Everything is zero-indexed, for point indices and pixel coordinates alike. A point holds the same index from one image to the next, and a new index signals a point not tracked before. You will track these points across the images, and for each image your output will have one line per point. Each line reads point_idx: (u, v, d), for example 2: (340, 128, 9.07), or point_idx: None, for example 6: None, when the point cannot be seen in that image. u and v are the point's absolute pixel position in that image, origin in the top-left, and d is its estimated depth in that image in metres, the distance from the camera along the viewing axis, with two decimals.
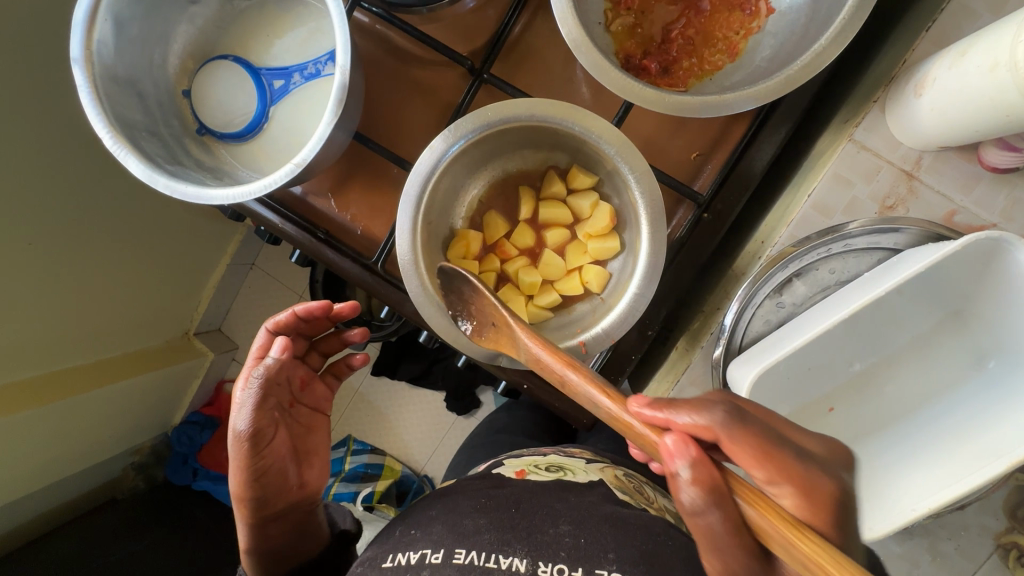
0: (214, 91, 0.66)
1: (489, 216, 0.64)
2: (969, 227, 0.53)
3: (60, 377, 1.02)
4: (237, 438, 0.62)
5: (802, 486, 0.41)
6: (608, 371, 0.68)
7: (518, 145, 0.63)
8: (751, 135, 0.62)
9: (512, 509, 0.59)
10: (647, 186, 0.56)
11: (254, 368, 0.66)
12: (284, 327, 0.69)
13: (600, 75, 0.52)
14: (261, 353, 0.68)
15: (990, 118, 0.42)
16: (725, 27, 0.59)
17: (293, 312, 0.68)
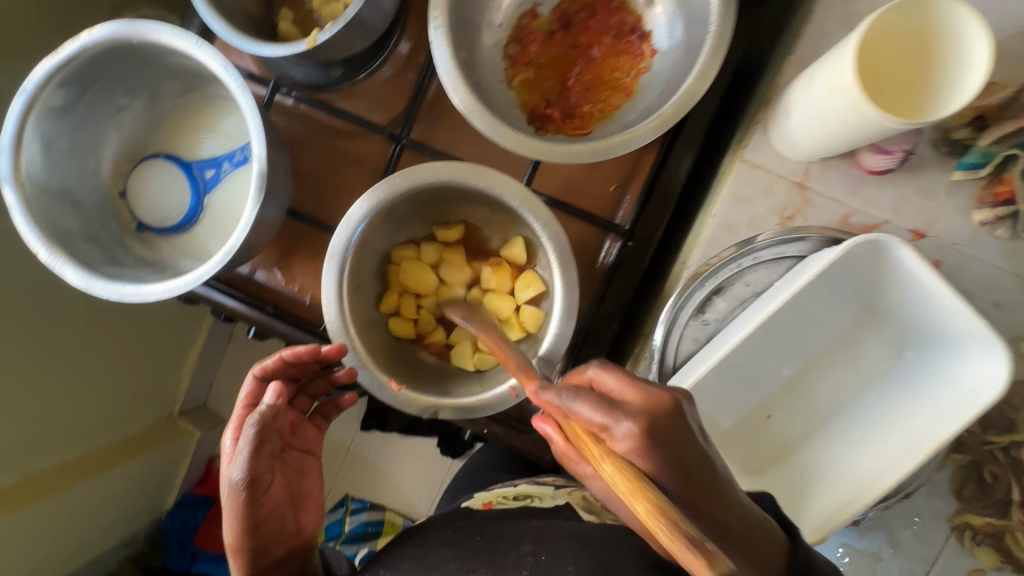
0: (149, 190, 0.69)
1: (399, 252, 0.67)
2: (865, 227, 0.56)
3: (34, 483, 1.00)
4: (233, 488, 0.57)
5: (636, 436, 0.38)
6: None
7: (421, 210, 0.67)
8: (660, 162, 0.67)
9: (476, 536, 0.61)
10: (553, 230, 0.57)
11: (246, 416, 0.62)
12: (271, 371, 0.65)
13: (499, 136, 0.53)
14: (250, 401, 0.64)
15: (849, 131, 0.46)
16: (617, 71, 0.64)
17: (280, 355, 0.63)
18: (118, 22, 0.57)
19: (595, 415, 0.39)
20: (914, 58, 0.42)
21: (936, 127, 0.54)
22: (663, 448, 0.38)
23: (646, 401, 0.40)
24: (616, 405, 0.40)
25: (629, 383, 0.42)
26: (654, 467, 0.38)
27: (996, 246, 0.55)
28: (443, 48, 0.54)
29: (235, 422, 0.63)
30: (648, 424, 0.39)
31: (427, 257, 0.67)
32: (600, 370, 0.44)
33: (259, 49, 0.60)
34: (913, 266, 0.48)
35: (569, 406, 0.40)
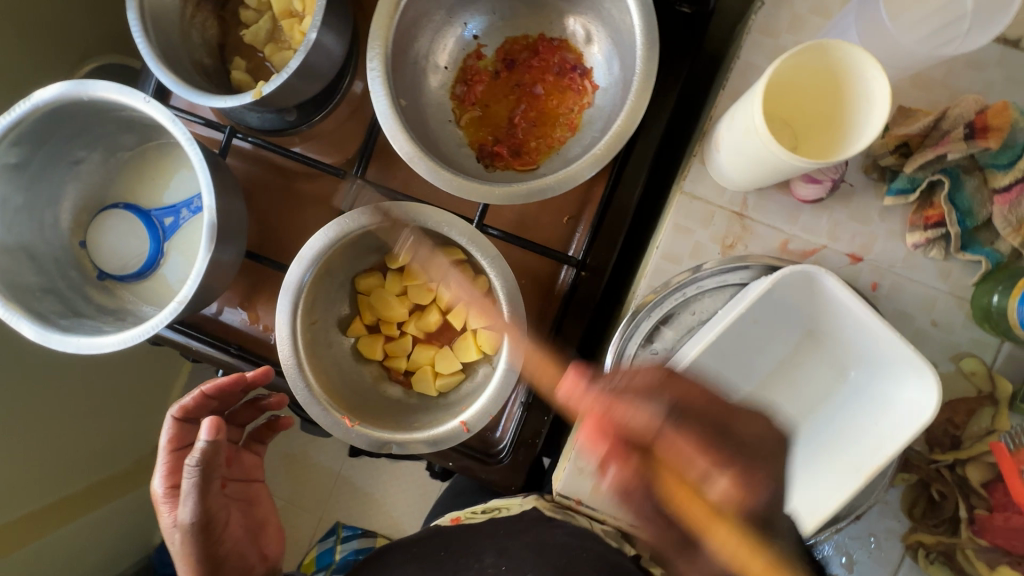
0: (108, 239, 0.70)
1: (362, 278, 0.66)
2: (804, 252, 0.57)
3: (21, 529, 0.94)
4: (184, 532, 0.55)
5: None
6: (525, 436, 0.70)
7: (382, 242, 0.66)
8: (610, 193, 0.68)
9: (440, 552, 0.65)
10: (500, 267, 0.57)
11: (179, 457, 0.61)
12: (193, 409, 0.64)
13: (439, 180, 0.55)
14: (176, 444, 0.63)
15: (766, 171, 0.49)
16: (561, 107, 0.65)
17: (201, 393, 0.63)
18: (67, 81, 0.58)
19: None
20: (813, 96, 0.47)
21: (865, 155, 0.55)
22: None
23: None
24: None
25: None
26: None
27: (932, 267, 0.56)
28: (383, 97, 0.55)
29: (166, 467, 0.63)
30: None
31: (392, 288, 0.66)
32: None
33: (208, 101, 0.60)
34: (844, 295, 0.49)
35: None
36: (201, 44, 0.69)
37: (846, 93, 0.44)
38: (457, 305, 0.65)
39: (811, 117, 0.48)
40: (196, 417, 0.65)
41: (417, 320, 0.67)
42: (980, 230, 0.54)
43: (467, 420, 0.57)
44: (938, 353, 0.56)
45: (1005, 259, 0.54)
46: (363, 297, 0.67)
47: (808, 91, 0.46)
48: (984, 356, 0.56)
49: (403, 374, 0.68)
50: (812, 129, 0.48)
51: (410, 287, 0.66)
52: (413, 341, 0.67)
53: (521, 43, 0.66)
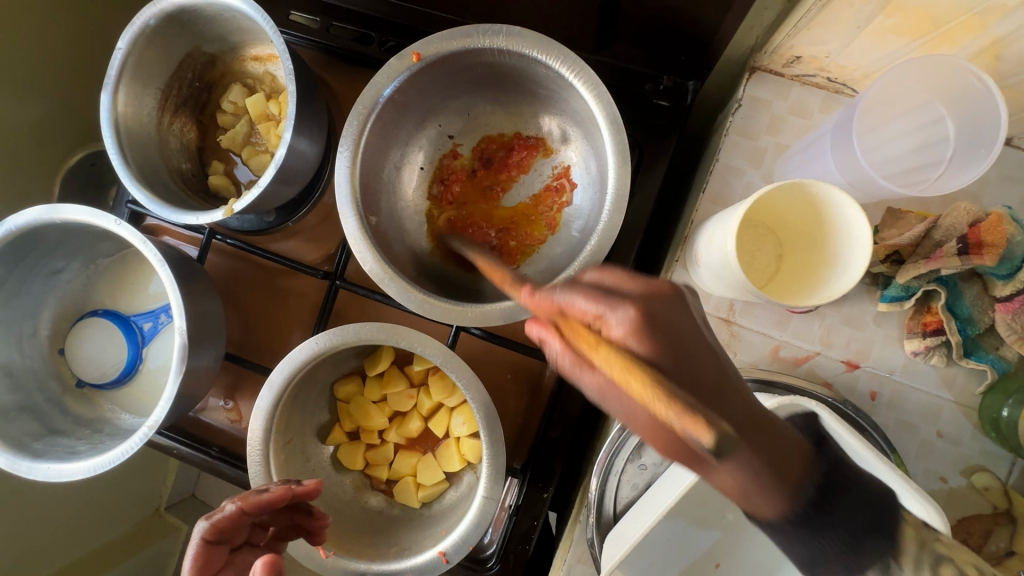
0: (84, 347, 0.68)
1: (341, 385, 0.64)
2: (796, 359, 0.54)
3: None
4: None
5: (631, 322, 0.37)
6: (514, 543, 0.67)
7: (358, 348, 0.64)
8: None
9: None
10: (476, 388, 0.55)
11: None
12: (227, 528, 0.51)
13: (411, 302, 0.53)
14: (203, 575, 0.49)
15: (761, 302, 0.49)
16: (540, 205, 0.63)
17: (240, 508, 0.51)
18: (41, 206, 0.58)
19: (587, 304, 0.38)
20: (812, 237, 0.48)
21: None
22: (660, 329, 0.37)
23: (652, 286, 0.39)
24: (611, 294, 0.39)
25: (626, 275, 0.40)
26: (645, 350, 0.36)
27: (932, 375, 0.53)
28: (352, 220, 0.54)
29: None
30: (646, 311, 0.37)
31: (371, 395, 0.64)
32: (595, 268, 0.42)
33: (180, 218, 0.60)
34: None
35: (562, 299, 0.40)
36: (179, 149, 0.68)
37: (841, 230, 0.45)
38: (439, 412, 0.63)
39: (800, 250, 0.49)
40: (230, 537, 0.52)
41: (398, 428, 0.65)
42: (983, 334, 0.51)
43: (447, 550, 0.54)
44: (945, 468, 0.53)
45: (1013, 368, 0.50)
46: (342, 404, 0.65)
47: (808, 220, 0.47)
48: (996, 470, 0.52)
49: (385, 482, 0.65)
50: (796, 257, 0.49)
51: (390, 394, 0.64)
52: (395, 449, 0.65)
53: (496, 141, 0.65)
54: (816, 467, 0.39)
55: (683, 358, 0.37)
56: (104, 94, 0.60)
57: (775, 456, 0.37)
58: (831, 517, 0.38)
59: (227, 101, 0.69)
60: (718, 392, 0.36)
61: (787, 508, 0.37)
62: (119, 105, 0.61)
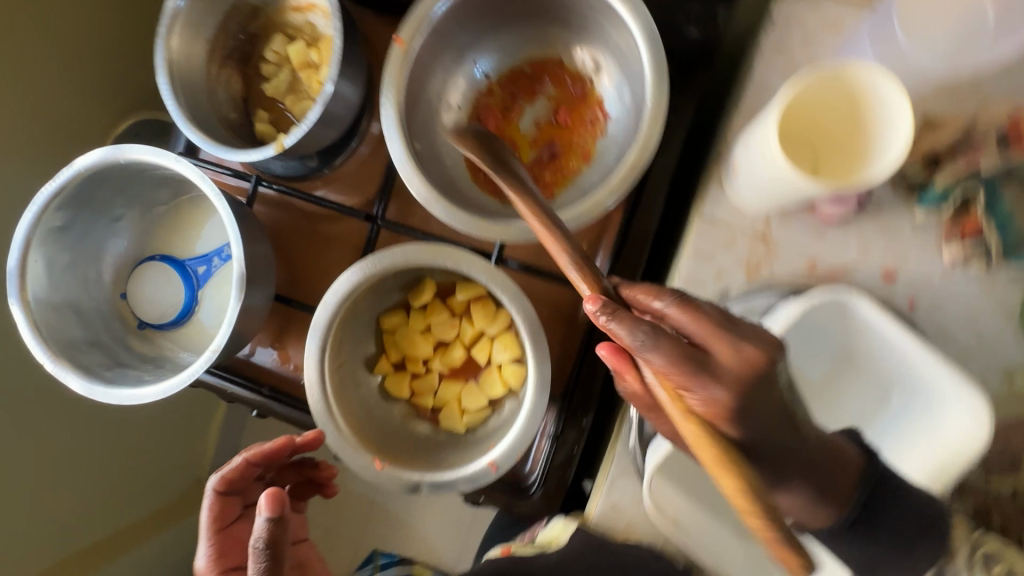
0: (145, 292, 0.73)
1: (387, 316, 0.67)
2: (833, 271, 0.55)
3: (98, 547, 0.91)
4: None
5: (719, 405, 0.35)
6: (553, 469, 0.69)
7: (402, 280, 0.67)
8: (631, 210, 0.65)
9: None
10: (521, 303, 0.57)
11: (226, 540, 0.55)
12: (235, 478, 0.57)
13: (456, 221, 0.56)
14: (218, 523, 0.55)
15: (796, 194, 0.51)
16: (575, 137, 0.65)
17: (245, 459, 0.57)
18: (105, 147, 0.63)
19: (673, 370, 0.35)
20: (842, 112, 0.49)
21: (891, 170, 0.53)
22: (753, 412, 0.35)
23: (746, 360, 0.35)
24: (703, 365, 0.35)
25: (712, 328, 0.36)
26: (736, 432, 0.36)
27: (973, 281, 0.53)
28: (397, 143, 0.57)
29: (212, 548, 0.54)
30: (740, 393, 0.35)
31: (415, 326, 0.67)
32: (677, 307, 0.38)
33: (232, 154, 0.63)
34: (876, 318, 0.49)
35: (640, 354, 0.36)
36: (227, 98, 0.72)
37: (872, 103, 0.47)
38: (481, 340, 0.66)
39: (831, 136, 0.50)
40: (242, 489, 0.58)
41: (442, 356, 0.67)
42: None
43: (496, 459, 0.56)
44: (985, 372, 0.53)
45: None
46: (388, 336, 0.68)
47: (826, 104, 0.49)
48: None
49: (431, 411, 0.68)
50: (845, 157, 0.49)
51: (434, 323, 0.66)
52: (440, 378, 0.67)
53: (528, 76, 0.66)
54: (862, 489, 0.43)
55: (766, 422, 0.36)
56: (160, 38, 0.64)
57: (830, 489, 0.41)
58: (878, 529, 0.44)
59: (270, 51, 0.72)
60: (788, 449, 0.37)
61: (836, 518, 0.43)
62: (172, 49, 0.65)
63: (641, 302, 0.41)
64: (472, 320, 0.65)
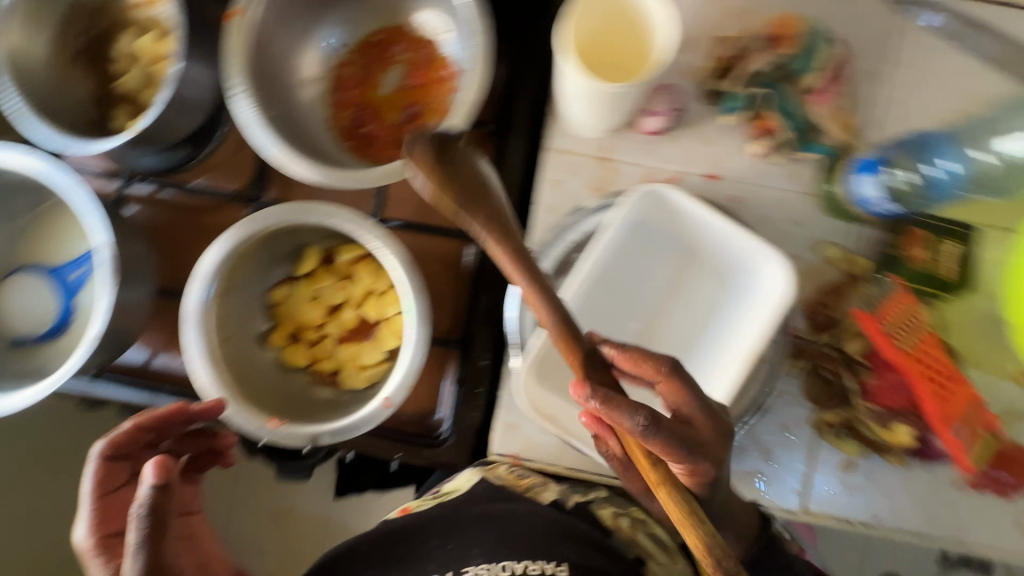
0: (20, 307, 0.71)
1: (275, 289, 0.69)
2: (666, 180, 0.62)
3: None
4: None
5: (692, 474, 0.40)
6: (461, 413, 0.73)
7: (285, 251, 0.69)
8: (497, 156, 0.71)
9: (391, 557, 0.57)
10: (391, 246, 0.59)
11: (110, 506, 0.49)
12: (126, 443, 0.51)
13: (315, 174, 0.58)
14: (104, 489, 0.49)
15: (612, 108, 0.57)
16: (432, 95, 0.69)
17: (136, 423, 0.51)
18: None
19: (666, 451, 0.38)
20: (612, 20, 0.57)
21: (698, 85, 0.61)
22: (712, 470, 0.41)
23: (716, 426, 0.42)
24: (683, 441, 0.39)
25: (690, 396, 0.42)
26: (699, 491, 0.41)
27: (779, 172, 0.61)
28: (246, 106, 0.58)
29: (96, 515, 0.48)
30: (708, 465, 0.40)
31: (304, 295, 0.69)
32: (671, 382, 0.42)
33: (95, 147, 0.63)
34: (681, 199, 0.57)
35: (630, 428, 0.37)
36: (80, 97, 0.71)
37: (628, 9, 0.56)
38: (369, 298, 0.68)
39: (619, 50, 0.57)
40: (134, 455, 0.52)
41: (334, 320, 0.69)
42: (812, 131, 0.60)
43: (387, 395, 0.58)
44: (801, 249, 0.62)
45: (838, 153, 0.60)
46: (279, 309, 0.70)
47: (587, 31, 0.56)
48: (843, 243, 0.61)
49: (331, 374, 0.69)
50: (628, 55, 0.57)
51: (321, 288, 0.69)
52: (336, 341, 0.69)
53: (380, 44, 0.70)
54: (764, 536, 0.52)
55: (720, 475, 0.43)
56: None
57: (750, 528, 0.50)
58: None
59: (121, 47, 0.72)
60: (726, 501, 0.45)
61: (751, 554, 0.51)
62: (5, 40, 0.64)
63: (634, 369, 0.43)
64: (357, 279, 0.68)
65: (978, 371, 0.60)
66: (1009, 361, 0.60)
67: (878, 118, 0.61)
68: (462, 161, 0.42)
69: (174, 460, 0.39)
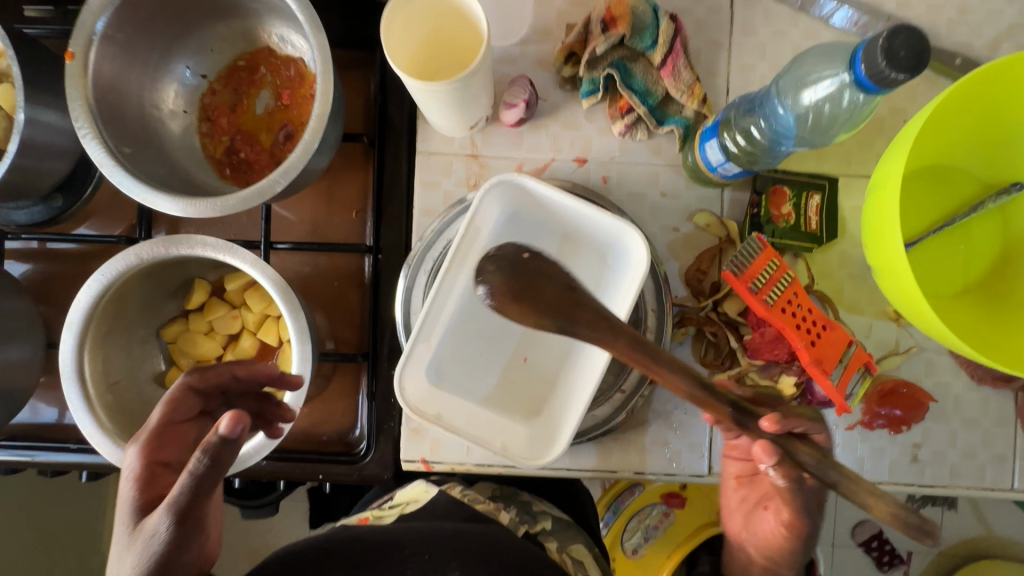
0: None
1: (167, 326, 0.67)
2: (537, 169, 0.63)
3: None
4: (154, 539, 0.42)
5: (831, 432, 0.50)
6: (381, 424, 0.72)
7: (171, 288, 0.67)
8: (380, 162, 0.71)
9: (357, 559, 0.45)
10: (265, 269, 0.59)
11: (168, 432, 0.52)
12: (211, 380, 0.56)
13: (174, 207, 0.56)
14: (172, 415, 0.53)
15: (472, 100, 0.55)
16: (302, 113, 0.68)
17: (233, 372, 0.57)
18: None
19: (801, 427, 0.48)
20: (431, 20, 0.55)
21: (554, 75, 0.63)
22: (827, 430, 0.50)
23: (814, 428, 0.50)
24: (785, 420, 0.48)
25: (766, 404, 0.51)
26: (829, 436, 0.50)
27: (644, 149, 0.63)
28: (94, 144, 0.56)
29: (151, 437, 0.51)
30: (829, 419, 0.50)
31: (198, 328, 0.68)
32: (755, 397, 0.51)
33: None
34: (535, 185, 0.55)
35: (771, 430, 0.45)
36: None
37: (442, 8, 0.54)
38: (265, 323, 0.67)
39: (446, 54, 0.56)
40: (210, 395, 0.57)
41: (232, 349, 0.68)
42: (667, 102, 0.62)
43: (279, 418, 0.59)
44: (677, 220, 0.63)
45: (692, 123, 0.62)
46: (173, 346, 0.68)
47: (408, 40, 0.54)
48: (714, 209, 0.63)
49: None
50: (460, 42, 0.56)
51: (213, 319, 0.67)
52: None
53: (243, 68, 0.69)
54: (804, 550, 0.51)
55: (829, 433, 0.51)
56: None
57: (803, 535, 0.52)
58: None
59: None
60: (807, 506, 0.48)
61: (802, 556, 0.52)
62: None
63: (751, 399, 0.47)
64: (250, 305, 0.67)
65: (851, 313, 0.63)
66: (880, 300, 0.63)
67: (726, 86, 0.63)
68: (541, 263, 0.45)
69: (249, 421, 0.44)
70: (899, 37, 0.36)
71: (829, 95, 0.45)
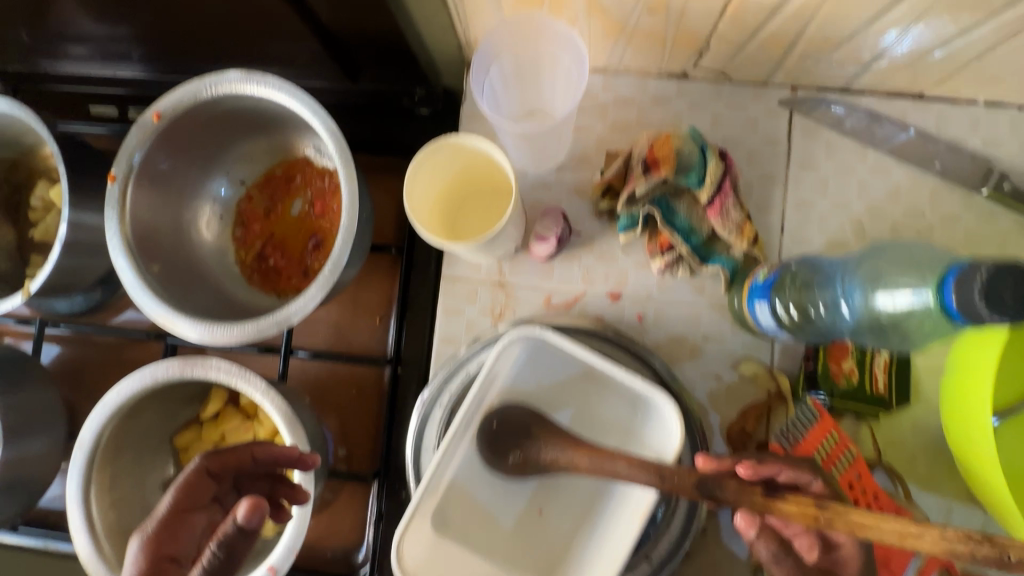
0: None
1: (180, 433, 0.66)
2: (566, 303, 0.59)
3: None
4: None
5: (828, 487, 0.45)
6: (386, 550, 0.67)
7: (189, 394, 0.66)
8: (407, 271, 0.69)
9: None
10: (276, 399, 0.57)
11: (165, 525, 0.49)
12: (229, 462, 0.53)
13: (193, 330, 0.56)
14: (180, 505, 0.50)
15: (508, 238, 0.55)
16: (333, 224, 0.68)
17: (251, 452, 0.53)
18: None
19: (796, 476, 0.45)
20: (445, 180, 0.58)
21: (589, 205, 0.60)
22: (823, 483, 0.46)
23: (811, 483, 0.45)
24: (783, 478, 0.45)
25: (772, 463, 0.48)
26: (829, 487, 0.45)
27: (685, 287, 0.58)
28: (124, 263, 0.57)
29: (157, 530, 0.48)
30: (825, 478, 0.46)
31: (209, 438, 0.66)
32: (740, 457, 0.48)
33: None
34: (558, 338, 0.50)
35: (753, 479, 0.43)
36: None
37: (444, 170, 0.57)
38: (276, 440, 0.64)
39: (471, 209, 0.59)
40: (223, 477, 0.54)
41: None
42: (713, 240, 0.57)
43: (273, 561, 0.55)
44: (719, 367, 0.57)
45: (740, 265, 0.56)
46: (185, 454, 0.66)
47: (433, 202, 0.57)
48: (763, 358, 0.57)
49: None
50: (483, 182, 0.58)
51: (226, 430, 0.65)
52: None
53: (280, 176, 0.70)
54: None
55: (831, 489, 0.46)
56: None
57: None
58: None
59: (36, 197, 0.72)
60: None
61: None
62: None
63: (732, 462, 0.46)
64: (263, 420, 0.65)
65: (926, 491, 0.54)
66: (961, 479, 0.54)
67: (780, 224, 0.57)
68: (506, 416, 0.53)
69: (264, 512, 0.43)
70: (1005, 279, 0.33)
71: (908, 305, 0.41)
